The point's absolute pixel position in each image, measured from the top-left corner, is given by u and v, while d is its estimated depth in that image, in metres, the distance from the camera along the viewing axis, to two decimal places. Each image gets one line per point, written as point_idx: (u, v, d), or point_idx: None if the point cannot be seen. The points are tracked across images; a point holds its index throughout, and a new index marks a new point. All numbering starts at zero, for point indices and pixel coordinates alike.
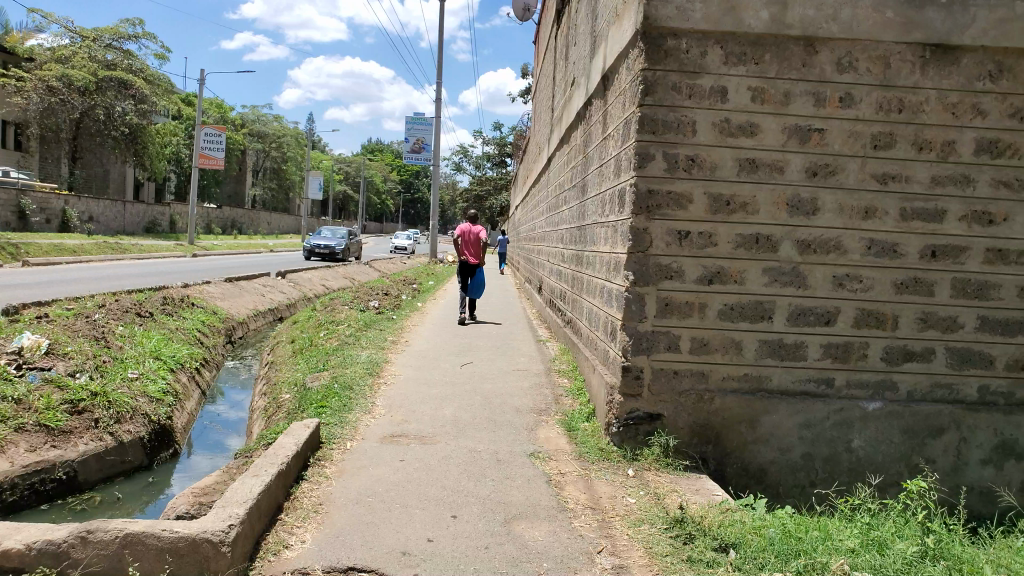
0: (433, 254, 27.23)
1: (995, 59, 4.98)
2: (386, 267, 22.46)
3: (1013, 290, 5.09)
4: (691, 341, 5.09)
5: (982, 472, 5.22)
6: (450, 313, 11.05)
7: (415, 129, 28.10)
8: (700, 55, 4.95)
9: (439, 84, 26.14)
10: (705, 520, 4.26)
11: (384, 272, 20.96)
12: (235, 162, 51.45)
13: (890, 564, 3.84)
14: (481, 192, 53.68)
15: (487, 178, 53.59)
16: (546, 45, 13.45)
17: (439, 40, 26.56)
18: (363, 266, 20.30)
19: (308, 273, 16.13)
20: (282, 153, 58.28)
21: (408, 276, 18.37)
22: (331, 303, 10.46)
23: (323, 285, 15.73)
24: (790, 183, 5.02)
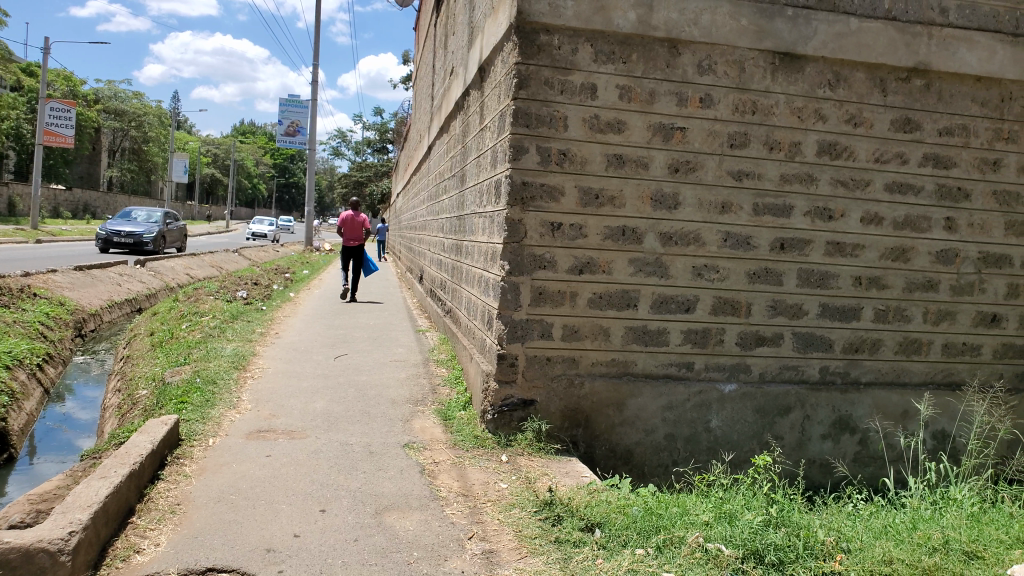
0: (308, 242, 26.43)
1: (833, 70, 5.42)
2: (260, 255, 21.56)
3: (849, 280, 5.56)
4: (563, 329, 5.25)
5: (822, 446, 5.65)
6: (328, 302, 10.80)
7: (290, 112, 27.16)
8: (571, 52, 5.10)
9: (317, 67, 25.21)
10: (573, 501, 4.46)
11: (256, 260, 20.10)
12: (89, 141, 47.53)
13: (737, 534, 4.16)
14: (360, 181, 52.60)
15: (368, 166, 52.83)
16: (425, 31, 13.25)
17: (315, 20, 25.53)
18: (233, 255, 19.38)
19: (170, 261, 15.21)
20: (145, 133, 54.56)
21: (280, 265, 17.75)
22: (196, 293, 9.93)
23: (187, 275, 14.92)
24: (654, 178, 5.27)
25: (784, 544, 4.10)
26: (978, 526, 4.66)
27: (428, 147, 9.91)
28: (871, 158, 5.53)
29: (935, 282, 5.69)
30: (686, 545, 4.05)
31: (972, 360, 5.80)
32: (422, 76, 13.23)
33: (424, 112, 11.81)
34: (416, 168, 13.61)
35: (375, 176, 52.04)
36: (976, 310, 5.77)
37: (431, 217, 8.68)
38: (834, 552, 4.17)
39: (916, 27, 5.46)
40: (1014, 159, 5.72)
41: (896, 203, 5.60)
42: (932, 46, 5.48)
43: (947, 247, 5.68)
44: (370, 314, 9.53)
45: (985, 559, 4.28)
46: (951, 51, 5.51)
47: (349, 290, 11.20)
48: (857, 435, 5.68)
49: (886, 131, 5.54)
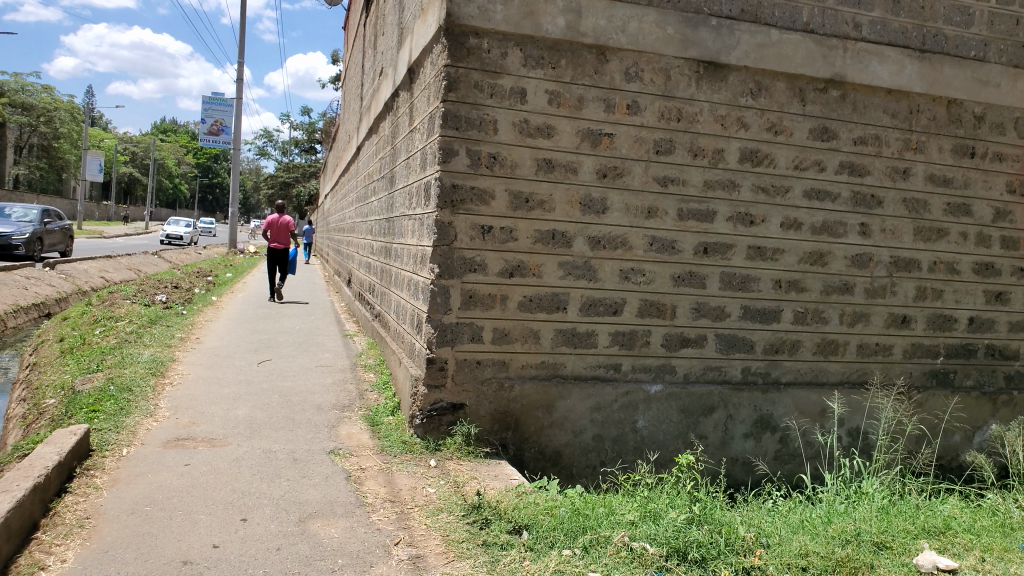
0: (230, 245, 25.66)
1: (754, 79, 5.56)
2: (181, 258, 20.81)
3: (770, 284, 5.71)
4: (493, 332, 5.25)
5: (744, 445, 5.78)
6: (253, 306, 10.53)
7: (213, 109, 26.44)
8: (500, 56, 5.11)
9: (243, 63, 24.49)
10: (501, 504, 4.47)
11: (177, 262, 19.37)
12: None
13: (661, 532, 4.24)
14: (290, 180, 51.46)
15: (293, 166, 51.54)
16: (354, 30, 13.05)
17: (240, 15, 24.81)
18: (153, 257, 18.65)
19: (83, 264, 14.51)
20: (52, 129, 52.53)
21: (203, 268, 17.18)
22: (110, 298, 9.52)
23: (102, 278, 14.28)
24: (583, 183, 5.33)
25: (706, 541, 4.20)
26: (888, 518, 4.89)
27: (356, 149, 9.74)
28: (791, 165, 5.66)
29: (851, 285, 5.84)
30: (612, 545, 4.14)
31: (884, 361, 5.95)
32: (351, 76, 13.01)
33: (353, 114, 11.60)
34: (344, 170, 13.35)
35: (303, 176, 50.97)
36: (887, 311, 5.91)
37: (361, 219, 8.51)
38: (754, 547, 4.30)
39: (832, 40, 5.62)
40: (922, 168, 5.87)
41: (814, 209, 5.73)
42: (847, 59, 5.65)
43: (862, 252, 5.83)
44: (297, 319, 9.33)
45: (892, 549, 4.51)
46: (864, 64, 5.68)
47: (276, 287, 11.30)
48: (778, 433, 5.83)
49: (805, 139, 5.68)
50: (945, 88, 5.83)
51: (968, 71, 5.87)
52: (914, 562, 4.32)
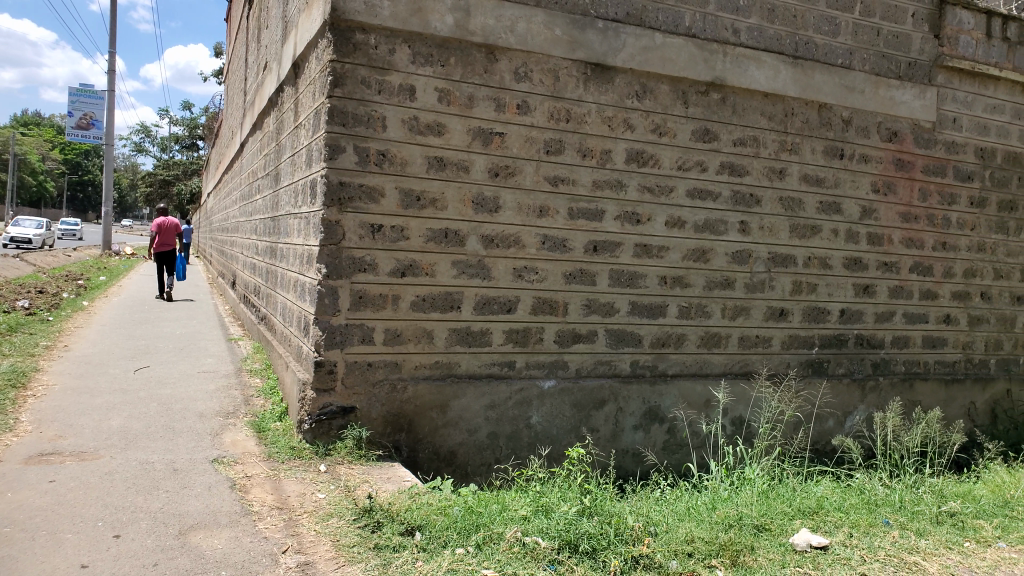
0: (104, 246, 24.11)
1: (640, 81, 5.68)
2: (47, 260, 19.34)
3: (656, 280, 5.86)
4: (385, 333, 5.16)
5: (635, 436, 5.88)
6: (131, 310, 9.98)
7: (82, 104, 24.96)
8: (387, 52, 5.04)
9: (115, 53, 23.17)
10: (393, 506, 4.42)
11: (45, 263, 18.01)
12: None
13: (553, 526, 4.31)
14: (167, 178, 48.72)
15: (183, 162, 49.04)
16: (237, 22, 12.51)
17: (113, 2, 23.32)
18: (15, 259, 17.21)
19: None
20: None
21: (70, 271, 16.06)
22: None
23: None
24: (474, 182, 5.32)
25: (597, 532, 4.31)
26: (767, 501, 5.14)
27: (240, 152, 9.37)
28: (674, 166, 5.83)
29: (731, 281, 6.07)
30: (505, 541, 4.20)
31: (764, 352, 6.20)
32: (235, 71, 12.47)
33: (236, 112, 11.09)
34: (227, 170, 12.73)
35: (181, 176, 48.35)
36: (766, 305, 6.17)
37: (246, 217, 8.13)
38: (642, 536, 4.44)
39: (713, 44, 5.78)
40: (797, 169, 6.17)
41: (697, 208, 5.92)
42: (727, 62, 5.83)
43: (741, 249, 6.07)
44: (179, 324, 8.90)
45: (771, 531, 4.77)
46: (743, 68, 5.88)
47: (162, 285, 11.26)
48: (666, 424, 5.95)
49: (687, 140, 5.85)
50: (815, 93, 6.13)
51: (835, 77, 6.19)
52: (790, 542, 4.62)
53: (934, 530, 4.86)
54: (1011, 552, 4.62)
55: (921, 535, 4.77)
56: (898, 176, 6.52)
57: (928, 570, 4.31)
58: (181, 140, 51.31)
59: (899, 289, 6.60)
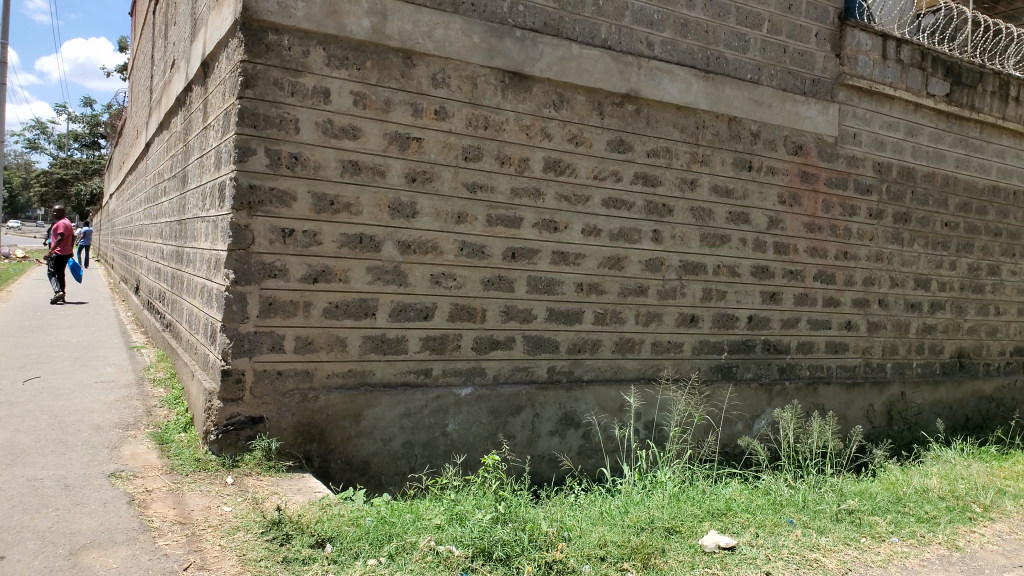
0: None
1: (558, 91, 5.73)
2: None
3: (573, 287, 5.88)
4: (296, 341, 5.04)
5: (551, 442, 5.83)
6: (23, 317, 9.41)
7: None
8: (301, 54, 4.94)
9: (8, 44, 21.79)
10: (303, 518, 4.30)
11: None
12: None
13: (467, 535, 4.29)
14: (66, 176, 46.02)
15: (92, 160, 46.64)
16: (143, 18, 12.00)
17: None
18: None
19: None
20: None
21: None
22: None
23: None
24: (390, 187, 5.24)
25: (511, 539, 4.31)
26: (678, 504, 5.23)
27: (145, 153, 8.99)
28: (591, 175, 5.90)
29: (644, 288, 6.17)
30: (417, 550, 4.16)
31: (676, 357, 6.33)
32: (141, 70, 11.97)
33: (141, 111, 10.61)
34: (131, 170, 12.17)
35: (81, 176, 45.92)
36: (678, 312, 6.32)
37: (150, 220, 7.78)
38: (556, 541, 4.48)
39: (628, 57, 5.90)
40: (707, 180, 6.36)
41: (612, 217, 6.00)
42: (641, 75, 5.96)
43: (654, 257, 6.19)
44: (77, 331, 8.44)
45: (681, 533, 4.88)
46: (656, 81, 6.02)
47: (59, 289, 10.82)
48: (581, 429, 5.94)
49: (603, 150, 5.94)
50: (725, 107, 6.34)
51: (745, 92, 6.42)
52: (699, 543, 4.73)
53: (834, 528, 5.07)
54: (903, 546, 4.87)
55: (821, 532, 4.97)
56: (803, 188, 6.81)
57: (828, 567, 4.50)
58: (84, 137, 48.79)
59: (803, 297, 6.88)
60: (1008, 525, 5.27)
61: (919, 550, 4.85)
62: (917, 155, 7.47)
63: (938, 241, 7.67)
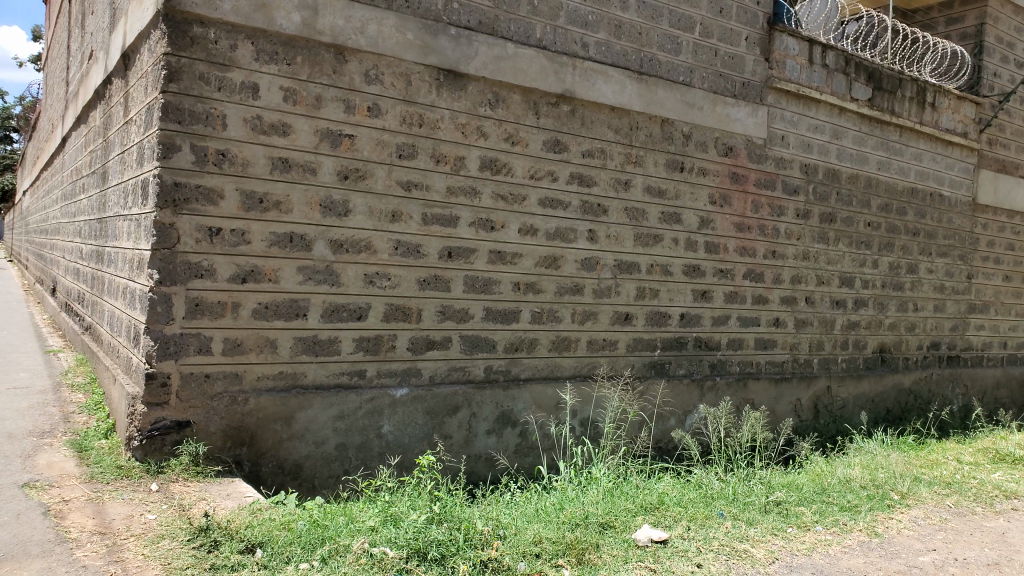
0: None
1: (493, 90, 5.72)
2: None
3: (510, 286, 5.89)
4: (224, 343, 4.91)
5: (487, 441, 5.83)
6: None
7: None
8: (229, 48, 4.81)
9: None
10: (232, 523, 4.18)
11: None
12: None
13: (402, 536, 4.26)
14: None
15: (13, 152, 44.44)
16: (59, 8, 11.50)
17: None
18: None
19: None
20: None
21: None
22: None
23: None
24: (322, 185, 5.15)
25: (446, 539, 4.30)
26: (612, 499, 5.29)
27: (63, 149, 8.62)
28: (527, 175, 5.91)
29: (580, 287, 6.23)
30: (351, 553, 4.11)
31: (610, 355, 6.41)
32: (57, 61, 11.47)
33: (59, 104, 10.16)
34: (49, 166, 11.64)
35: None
36: (613, 310, 6.40)
37: (69, 219, 7.46)
38: (490, 540, 4.48)
39: (563, 57, 5.93)
40: (640, 181, 6.45)
41: (548, 216, 6.03)
42: (576, 75, 6.00)
43: (589, 256, 6.24)
44: None
45: (615, 528, 4.94)
46: (591, 81, 6.08)
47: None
48: (518, 427, 5.96)
49: (539, 150, 5.95)
50: (659, 108, 6.44)
51: (677, 94, 6.54)
52: (633, 538, 4.79)
53: (762, 519, 5.21)
54: (826, 534, 5.05)
55: (750, 523, 5.11)
56: (733, 189, 6.98)
57: (756, 557, 4.64)
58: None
59: (733, 295, 7.07)
60: (923, 511, 5.52)
61: (841, 537, 5.04)
62: (842, 157, 7.73)
63: (862, 240, 7.97)
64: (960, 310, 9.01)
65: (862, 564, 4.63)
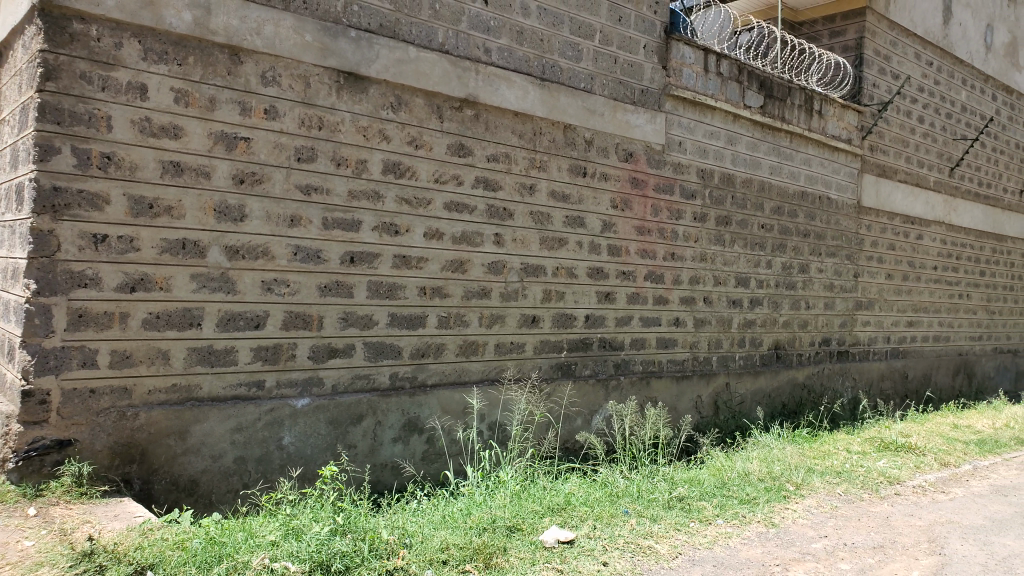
0: None
1: (395, 93, 5.67)
2: None
3: (415, 291, 5.84)
4: (111, 355, 4.65)
5: (393, 449, 5.75)
6: None
7: None
8: (113, 46, 4.59)
9: None
10: (120, 546, 3.93)
11: None
12: None
13: (304, 550, 4.13)
14: None
15: None
16: None
17: None
18: None
19: None
20: None
21: None
22: None
23: None
24: (217, 189, 4.97)
25: (350, 551, 4.20)
26: (519, 502, 5.30)
27: None
28: (431, 179, 5.88)
29: (487, 290, 6.24)
30: (250, 569, 3.96)
31: (518, 358, 6.44)
32: None
33: None
34: None
35: None
36: (520, 313, 6.43)
37: None
38: (397, 549, 4.41)
39: (465, 62, 5.94)
40: (545, 185, 6.53)
41: (453, 220, 6.01)
42: (479, 81, 6.02)
43: (495, 260, 6.26)
44: None
45: (523, 530, 4.95)
46: (494, 87, 6.11)
47: None
48: (425, 434, 5.90)
49: (443, 154, 5.93)
50: (561, 114, 6.55)
51: (579, 100, 6.66)
52: (540, 540, 4.81)
53: (666, 514, 5.33)
54: (726, 527, 5.21)
55: (654, 520, 5.22)
56: (633, 194, 7.16)
57: (660, 552, 4.74)
58: None
59: (635, 296, 7.24)
60: (816, 501, 5.79)
61: (741, 529, 5.21)
62: (736, 162, 8.05)
63: (756, 242, 8.31)
64: (848, 307, 9.51)
65: (760, 554, 4.80)
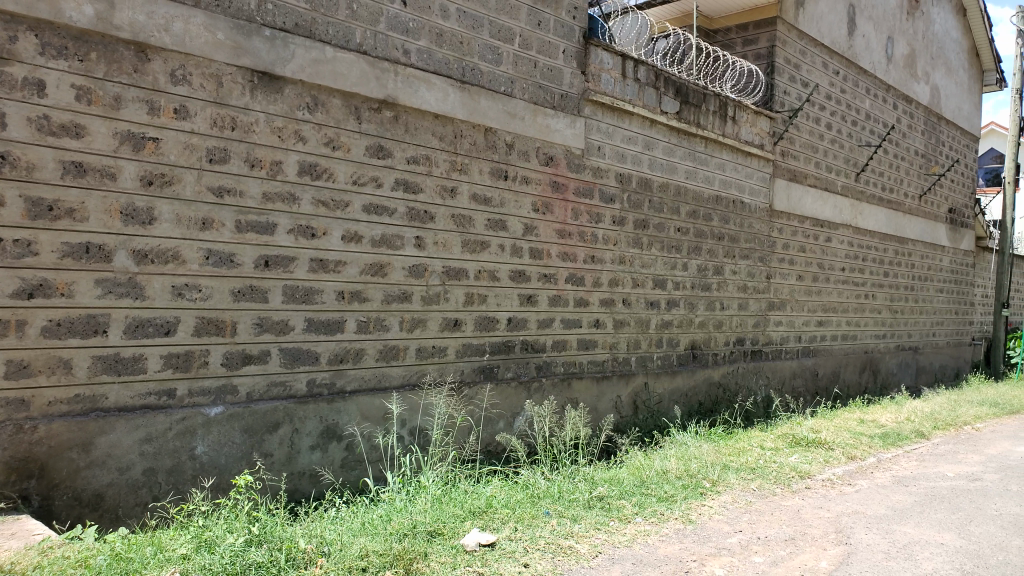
0: None
1: (312, 94, 5.57)
2: None
3: (333, 295, 5.75)
4: (6, 365, 4.41)
5: (312, 457, 5.65)
6: None
7: None
8: (8, 39, 4.36)
9: None
10: (17, 565, 3.69)
11: None
12: None
13: (217, 563, 4.02)
14: None
15: None
16: None
17: None
18: None
19: None
20: None
21: None
22: None
23: None
24: (123, 191, 4.78)
25: (265, 561, 4.11)
26: (440, 506, 5.28)
27: None
28: (349, 180, 5.80)
29: (408, 294, 6.19)
30: None
31: (440, 361, 6.42)
32: None
33: None
34: None
35: None
36: (442, 316, 6.41)
37: None
38: (314, 558, 4.34)
39: (384, 63, 5.89)
40: (466, 188, 6.53)
41: (373, 223, 5.94)
42: (398, 82, 5.98)
43: (417, 263, 6.22)
44: None
45: (443, 535, 4.92)
46: (414, 88, 6.08)
47: None
48: (343, 441, 5.82)
49: (362, 156, 5.86)
50: (482, 117, 6.57)
51: (499, 104, 6.70)
52: (461, 544, 4.79)
53: (586, 514, 5.40)
54: (645, 525, 5.31)
55: (575, 520, 5.28)
56: (555, 197, 7.24)
57: (580, 552, 4.79)
58: None
59: (556, 298, 7.31)
60: (732, 496, 5.97)
61: (658, 526, 5.32)
62: (653, 167, 8.23)
63: (672, 245, 8.50)
64: (761, 307, 9.83)
65: (676, 550, 4.91)
